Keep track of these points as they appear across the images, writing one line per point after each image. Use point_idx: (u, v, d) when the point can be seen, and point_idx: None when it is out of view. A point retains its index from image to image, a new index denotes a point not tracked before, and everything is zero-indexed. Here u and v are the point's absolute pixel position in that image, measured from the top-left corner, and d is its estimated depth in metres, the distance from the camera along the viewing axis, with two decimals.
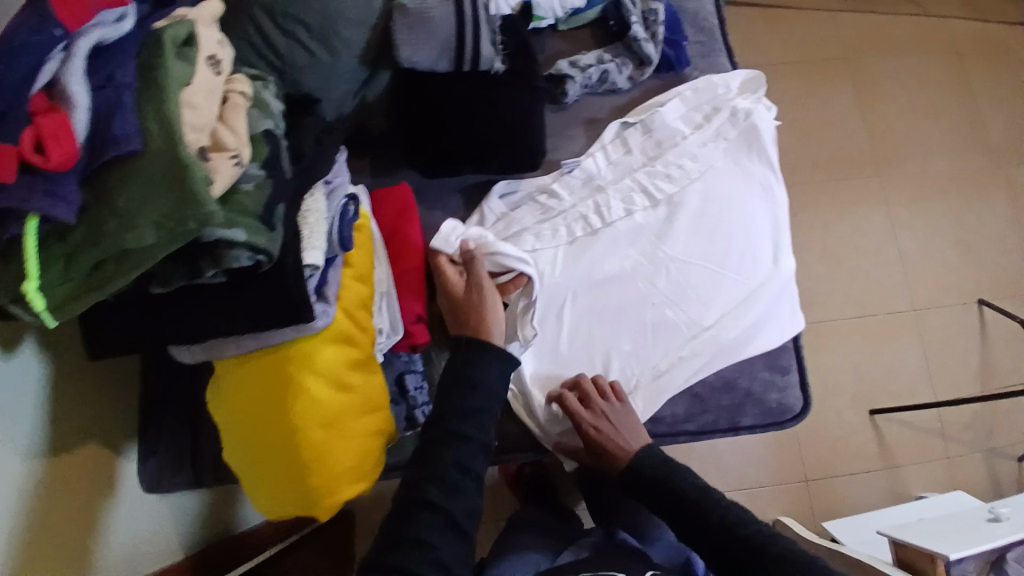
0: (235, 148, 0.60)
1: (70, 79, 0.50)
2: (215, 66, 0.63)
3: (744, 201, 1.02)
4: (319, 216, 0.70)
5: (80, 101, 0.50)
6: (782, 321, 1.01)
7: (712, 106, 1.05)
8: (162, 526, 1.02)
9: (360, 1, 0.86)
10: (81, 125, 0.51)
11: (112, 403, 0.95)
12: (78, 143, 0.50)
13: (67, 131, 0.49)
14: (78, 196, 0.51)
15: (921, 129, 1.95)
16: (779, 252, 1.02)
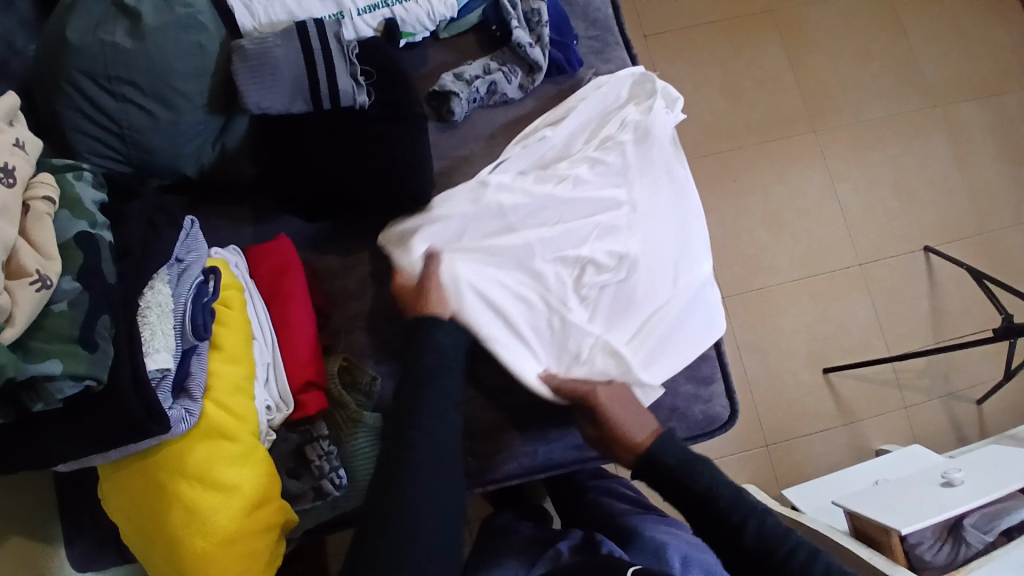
0: (37, 271, 0.53)
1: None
2: (6, 178, 0.55)
3: (644, 214, 0.93)
4: (161, 310, 0.64)
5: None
6: (694, 334, 0.93)
7: (600, 117, 0.98)
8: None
9: (192, 50, 0.77)
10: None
11: (17, 495, 0.87)
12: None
13: None
14: None
15: (857, 76, 1.79)
16: (688, 263, 0.94)
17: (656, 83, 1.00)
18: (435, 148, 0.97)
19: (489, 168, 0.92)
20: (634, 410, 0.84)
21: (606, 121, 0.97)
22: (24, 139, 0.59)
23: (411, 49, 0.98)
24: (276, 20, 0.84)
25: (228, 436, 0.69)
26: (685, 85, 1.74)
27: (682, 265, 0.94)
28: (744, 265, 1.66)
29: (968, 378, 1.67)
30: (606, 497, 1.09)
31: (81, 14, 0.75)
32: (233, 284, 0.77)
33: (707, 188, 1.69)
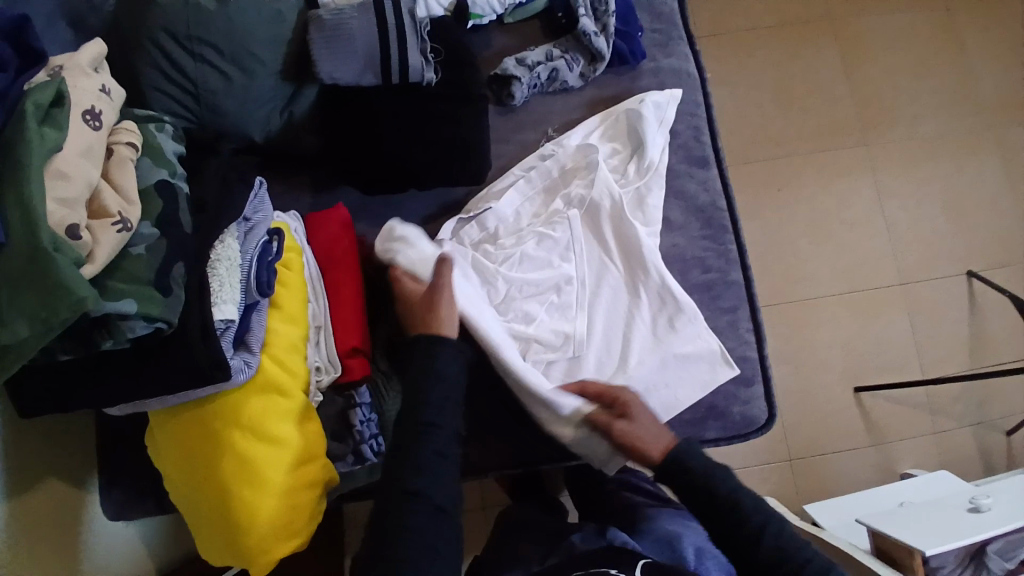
0: (119, 213, 0.55)
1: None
2: (94, 122, 0.56)
3: (603, 276, 0.93)
4: (230, 263, 0.66)
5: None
6: (689, 380, 0.90)
7: (559, 171, 0.96)
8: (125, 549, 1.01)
9: (270, 16, 0.79)
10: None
11: (61, 439, 0.91)
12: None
13: None
14: None
15: (914, 91, 1.75)
16: (668, 312, 0.91)
17: (628, 112, 0.96)
18: (491, 131, 0.98)
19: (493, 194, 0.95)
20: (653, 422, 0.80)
21: (566, 175, 0.96)
22: (109, 86, 0.61)
23: (476, 32, 0.99)
24: None
25: (283, 392, 0.72)
26: (736, 88, 1.72)
27: (662, 317, 0.91)
28: (781, 275, 1.65)
29: (1005, 408, 1.63)
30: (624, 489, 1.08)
31: None
32: (294, 247, 0.79)
33: (750, 194, 1.68)
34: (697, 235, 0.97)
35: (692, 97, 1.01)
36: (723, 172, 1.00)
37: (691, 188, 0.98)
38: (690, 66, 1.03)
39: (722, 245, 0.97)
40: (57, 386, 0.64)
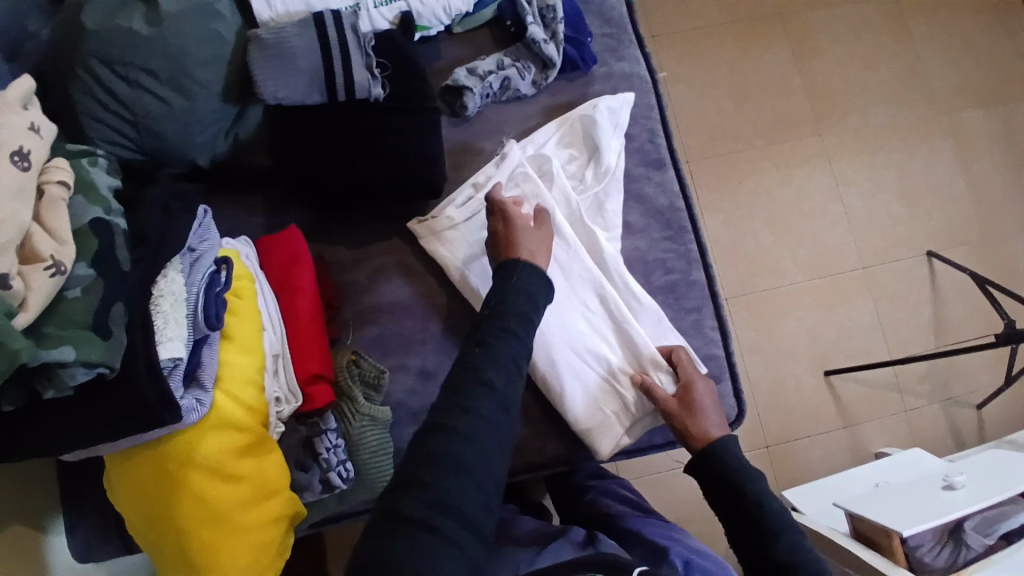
0: (51, 256, 0.53)
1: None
2: (22, 162, 0.54)
3: (574, 279, 0.91)
4: (176, 299, 0.63)
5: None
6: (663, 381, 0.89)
7: (519, 175, 0.93)
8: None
9: (207, 39, 0.76)
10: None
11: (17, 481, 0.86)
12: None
13: None
14: None
15: (864, 80, 1.79)
16: (636, 313, 0.91)
17: (589, 118, 0.96)
18: (447, 143, 0.97)
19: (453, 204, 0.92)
20: (717, 408, 0.86)
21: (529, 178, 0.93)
22: (39, 123, 0.58)
23: (425, 43, 0.98)
24: (292, 10, 0.82)
25: (239, 427, 0.70)
26: (693, 85, 1.74)
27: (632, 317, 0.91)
28: (748, 267, 1.67)
29: (968, 385, 1.67)
30: (605, 499, 1.08)
31: None
32: (244, 274, 0.77)
33: (712, 189, 1.70)
34: (658, 236, 0.97)
35: (644, 100, 1.02)
36: (679, 174, 1.01)
37: (649, 191, 0.98)
38: (641, 69, 1.03)
39: (683, 246, 0.97)
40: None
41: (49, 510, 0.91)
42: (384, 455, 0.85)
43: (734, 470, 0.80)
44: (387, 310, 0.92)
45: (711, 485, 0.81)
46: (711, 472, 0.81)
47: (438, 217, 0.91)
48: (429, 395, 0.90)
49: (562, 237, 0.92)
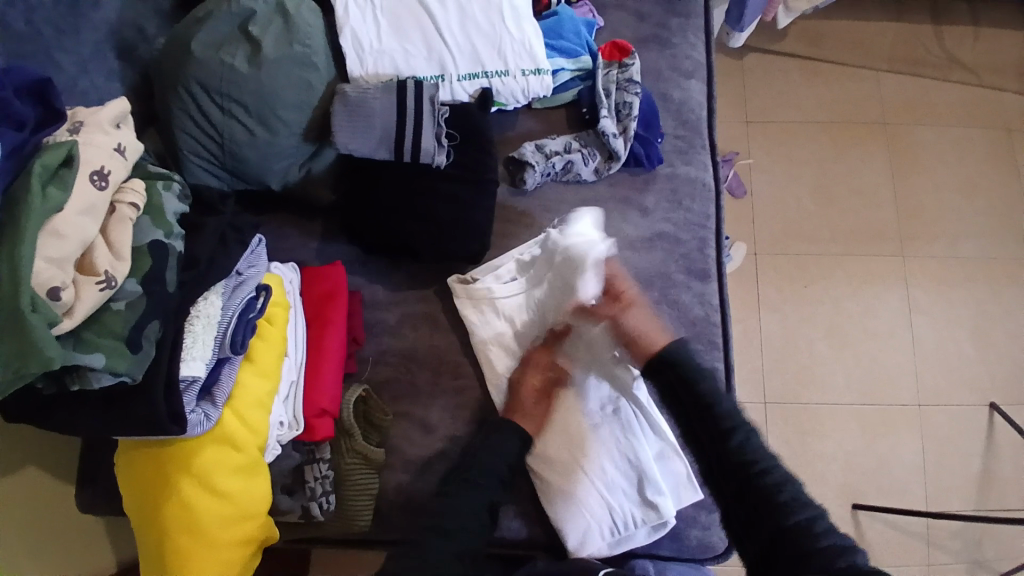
0: (106, 271, 0.59)
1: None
2: (100, 181, 0.60)
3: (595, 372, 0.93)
4: (208, 321, 0.69)
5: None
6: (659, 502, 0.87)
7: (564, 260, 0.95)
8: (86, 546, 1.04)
9: (299, 85, 0.83)
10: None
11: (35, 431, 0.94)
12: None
13: None
14: None
15: (958, 208, 1.67)
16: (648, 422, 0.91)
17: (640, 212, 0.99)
18: (501, 209, 1.00)
19: (495, 272, 0.95)
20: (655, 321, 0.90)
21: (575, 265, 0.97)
22: (126, 144, 0.65)
23: (502, 112, 1.02)
24: (380, 72, 0.88)
25: (237, 447, 0.74)
26: (776, 178, 1.70)
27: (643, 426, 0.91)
28: (794, 375, 1.56)
29: (1006, 553, 1.46)
30: None
31: (209, 29, 0.82)
32: (281, 302, 0.83)
33: (773, 285, 1.62)
34: (684, 347, 0.95)
35: (703, 207, 1.02)
36: (722, 289, 1.00)
37: (686, 300, 0.97)
38: (707, 176, 1.03)
39: (708, 362, 0.96)
40: (28, 408, 0.67)
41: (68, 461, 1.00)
42: (367, 496, 0.89)
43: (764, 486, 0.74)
44: (406, 356, 0.95)
45: (747, 519, 0.75)
46: (749, 498, 0.75)
47: (476, 282, 0.94)
48: (427, 447, 0.92)
49: (593, 331, 0.93)
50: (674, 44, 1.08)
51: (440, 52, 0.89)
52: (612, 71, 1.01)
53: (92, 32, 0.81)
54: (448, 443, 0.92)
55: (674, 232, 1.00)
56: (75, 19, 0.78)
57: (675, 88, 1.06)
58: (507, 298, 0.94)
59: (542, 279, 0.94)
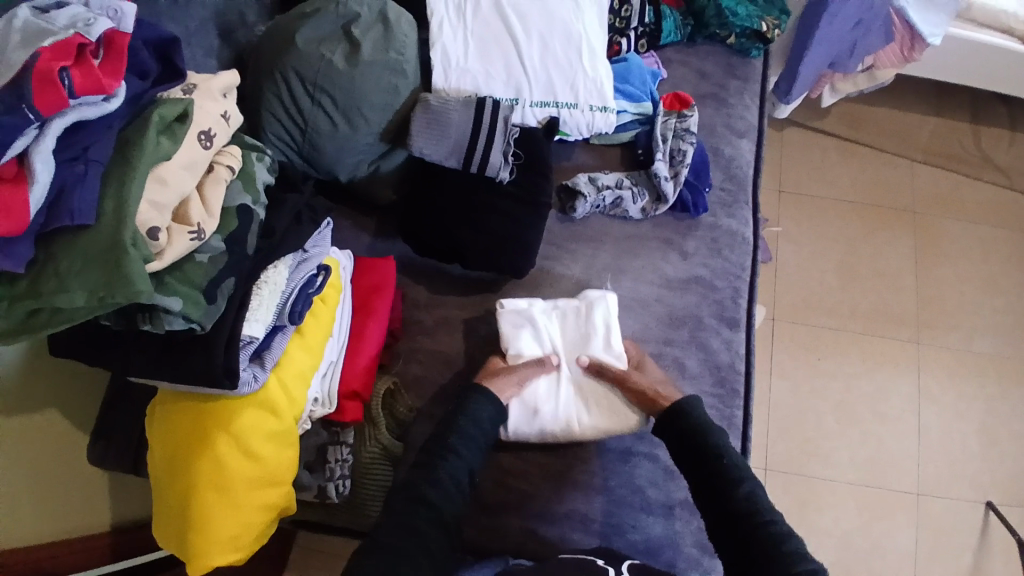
0: (198, 224, 0.62)
1: (35, 156, 0.51)
2: (206, 141, 0.65)
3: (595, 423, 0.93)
4: (274, 288, 0.73)
5: (42, 177, 0.51)
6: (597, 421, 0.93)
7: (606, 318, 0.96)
8: (42, 504, 0.92)
9: (387, 89, 0.89)
10: (36, 200, 0.52)
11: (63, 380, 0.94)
12: (33, 211, 0.52)
13: (22, 204, 0.51)
14: (30, 252, 0.54)
15: (978, 304, 1.70)
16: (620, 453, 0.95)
17: (675, 250, 1.05)
18: (547, 232, 1.05)
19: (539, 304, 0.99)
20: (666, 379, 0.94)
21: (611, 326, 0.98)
22: (230, 112, 0.69)
23: (563, 142, 1.08)
24: (461, 88, 0.95)
25: (275, 413, 0.77)
26: (803, 250, 1.74)
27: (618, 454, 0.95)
28: (799, 446, 1.57)
29: None
30: None
31: (313, 25, 0.87)
32: (335, 284, 0.87)
33: (788, 354, 1.64)
34: (707, 390, 0.98)
35: (741, 259, 1.06)
36: (749, 340, 1.03)
37: (714, 345, 1.00)
38: (747, 231, 1.08)
39: (729, 408, 0.98)
40: (89, 340, 0.71)
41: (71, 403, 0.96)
42: (381, 487, 0.92)
43: (729, 473, 0.81)
44: (438, 357, 0.98)
45: (735, 535, 0.77)
46: (711, 485, 0.82)
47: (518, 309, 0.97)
48: None
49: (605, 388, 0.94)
50: (730, 104, 1.15)
51: (519, 78, 0.96)
52: (670, 119, 1.06)
53: (201, 11, 0.89)
54: None
55: (710, 278, 1.04)
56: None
57: (727, 145, 1.12)
58: (540, 333, 0.96)
59: (587, 332, 0.96)
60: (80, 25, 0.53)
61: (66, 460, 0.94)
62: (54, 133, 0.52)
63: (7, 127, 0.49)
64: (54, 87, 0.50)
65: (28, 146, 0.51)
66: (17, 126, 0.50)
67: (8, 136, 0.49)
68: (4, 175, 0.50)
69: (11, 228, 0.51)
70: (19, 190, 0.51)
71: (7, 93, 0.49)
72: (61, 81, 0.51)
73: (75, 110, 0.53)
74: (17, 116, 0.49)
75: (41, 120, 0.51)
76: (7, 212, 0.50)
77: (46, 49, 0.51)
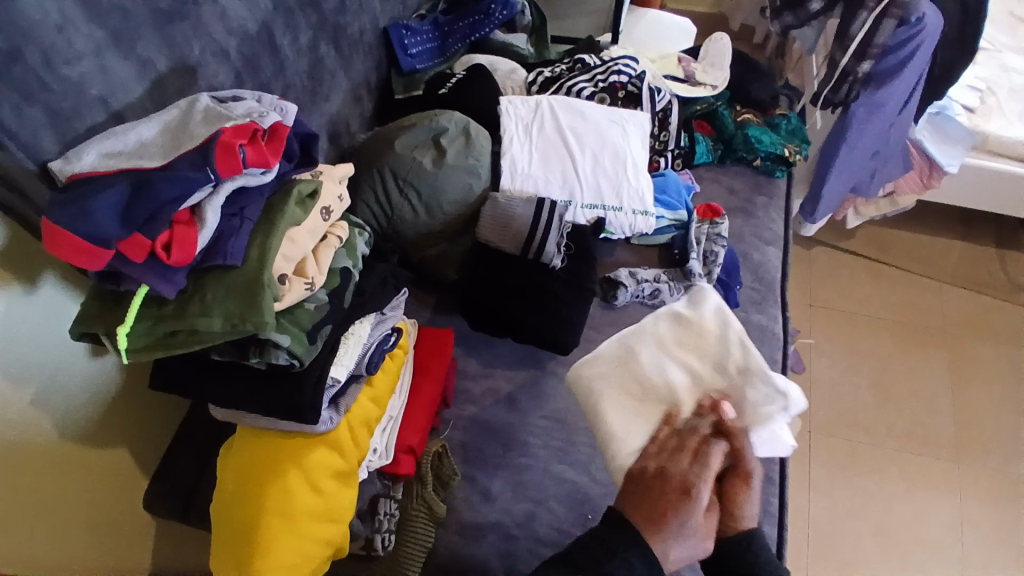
0: (312, 276, 0.76)
1: (209, 208, 0.64)
2: (325, 215, 0.80)
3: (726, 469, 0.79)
4: (358, 340, 0.86)
5: (210, 224, 0.64)
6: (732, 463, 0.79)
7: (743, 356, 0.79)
8: (96, 539, 0.94)
9: (463, 186, 1.07)
10: (203, 241, 0.65)
11: (143, 421, 0.98)
12: (197, 249, 0.65)
13: (191, 241, 0.63)
14: (183, 281, 0.66)
15: (1017, 429, 1.69)
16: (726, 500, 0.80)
17: None
18: (590, 318, 1.16)
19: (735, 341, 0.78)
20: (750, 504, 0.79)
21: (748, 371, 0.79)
22: (343, 195, 0.85)
23: (606, 241, 1.23)
24: (524, 189, 1.12)
25: (342, 453, 0.86)
26: (835, 362, 1.79)
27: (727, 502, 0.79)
28: (839, 567, 1.50)
29: None
30: None
31: (410, 134, 1.07)
32: (403, 346, 0.99)
33: (823, 468, 1.63)
34: None
35: (772, 354, 1.14)
36: None
37: None
38: (776, 327, 1.17)
39: (763, 497, 1.00)
40: (191, 369, 0.80)
41: (143, 436, 1.00)
42: (421, 550, 0.94)
43: None
44: (484, 425, 1.05)
45: None
46: None
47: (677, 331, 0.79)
48: (484, 515, 0.98)
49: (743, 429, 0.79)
50: (756, 217, 1.29)
51: (573, 184, 1.13)
52: (703, 225, 1.22)
53: (317, 118, 1.09)
54: (504, 516, 0.97)
55: None
56: (310, 105, 1.07)
57: (755, 251, 1.25)
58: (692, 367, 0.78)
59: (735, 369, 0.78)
60: (256, 115, 0.68)
61: (125, 500, 0.97)
62: (224, 192, 0.65)
63: (191, 181, 0.61)
64: (233, 158, 0.64)
65: (203, 199, 0.64)
66: (199, 181, 0.62)
67: (192, 190, 0.61)
68: (180, 217, 0.63)
69: (179, 257, 0.63)
70: (191, 230, 0.63)
71: (198, 155, 0.63)
72: (238, 154, 0.64)
73: (242, 177, 0.67)
74: (202, 173, 0.62)
75: (217, 180, 0.64)
76: (180, 245, 0.62)
77: (228, 128, 0.65)
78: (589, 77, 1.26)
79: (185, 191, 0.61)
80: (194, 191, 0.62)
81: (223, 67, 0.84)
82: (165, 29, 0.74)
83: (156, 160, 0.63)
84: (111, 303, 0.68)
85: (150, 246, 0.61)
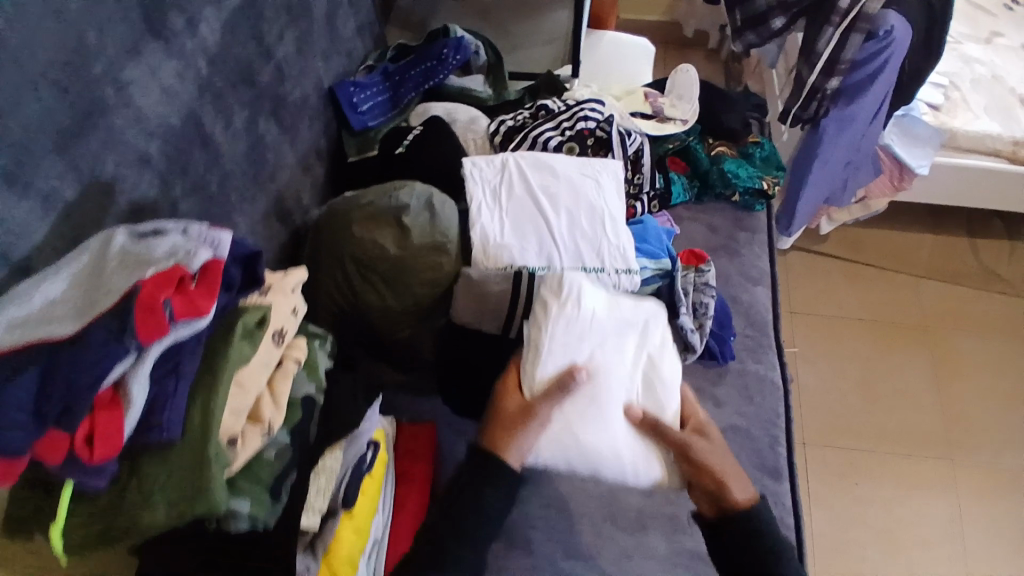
0: (269, 421, 0.66)
1: (133, 383, 0.53)
2: (279, 338, 0.70)
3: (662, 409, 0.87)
4: (330, 474, 0.76)
5: (137, 401, 0.54)
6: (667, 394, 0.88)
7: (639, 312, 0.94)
8: None
9: (431, 267, 0.97)
10: (132, 422, 0.54)
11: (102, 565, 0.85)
12: (127, 432, 0.54)
13: (117, 427, 0.53)
14: (115, 468, 0.56)
15: (1004, 420, 1.68)
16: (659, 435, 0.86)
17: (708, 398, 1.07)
18: None
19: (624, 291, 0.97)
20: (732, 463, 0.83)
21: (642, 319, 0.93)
22: (298, 305, 0.75)
23: None
24: (499, 261, 1.02)
25: None
26: (822, 370, 1.75)
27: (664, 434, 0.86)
28: None
29: None
30: None
31: (369, 214, 0.98)
32: (382, 456, 0.90)
33: (822, 481, 1.58)
34: None
35: (774, 405, 1.08)
36: (793, 489, 1.02)
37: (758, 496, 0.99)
38: (775, 375, 1.12)
39: None
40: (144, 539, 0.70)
41: None
42: None
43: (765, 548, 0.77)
44: None
45: None
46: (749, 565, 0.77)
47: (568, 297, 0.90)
48: None
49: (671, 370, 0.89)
50: (741, 255, 1.23)
51: (550, 249, 1.04)
52: (689, 274, 1.14)
53: (263, 200, 0.98)
54: None
55: (745, 426, 1.05)
56: (254, 189, 0.95)
57: (744, 293, 1.19)
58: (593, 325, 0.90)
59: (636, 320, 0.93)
60: (182, 254, 0.56)
61: None
62: (151, 357, 0.54)
63: (107, 359, 0.51)
64: (156, 318, 0.53)
65: (126, 372, 0.53)
66: (117, 356, 0.51)
67: (108, 368, 0.51)
68: (100, 400, 0.52)
69: (102, 453, 0.53)
70: (116, 413, 0.53)
71: (114, 321, 0.52)
72: (163, 312, 0.53)
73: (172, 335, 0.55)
74: (120, 346, 0.51)
75: (141, 348, 0.53)
76: (103, 435, 0.52)
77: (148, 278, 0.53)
78: (555, 124, 1.18)
79: (102, 369, 0.50)
80: (112, 367, 0.51)
81: (146, 174, 0.73)
82: (69, 150, 0.63)
83: (65, 326, 0.51)
84: (41, 493, 0.58)
85: (70, 443, 0.51)
